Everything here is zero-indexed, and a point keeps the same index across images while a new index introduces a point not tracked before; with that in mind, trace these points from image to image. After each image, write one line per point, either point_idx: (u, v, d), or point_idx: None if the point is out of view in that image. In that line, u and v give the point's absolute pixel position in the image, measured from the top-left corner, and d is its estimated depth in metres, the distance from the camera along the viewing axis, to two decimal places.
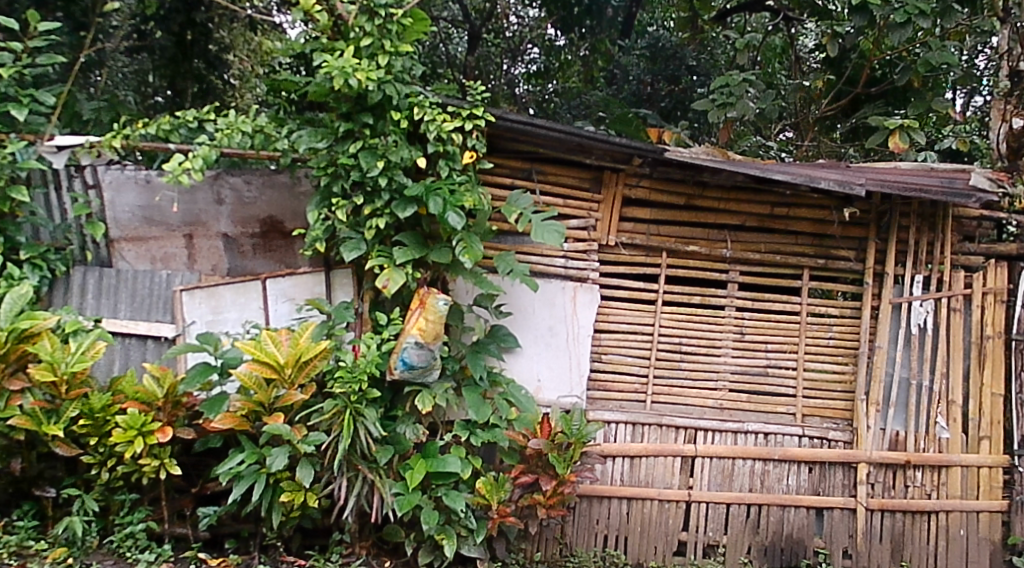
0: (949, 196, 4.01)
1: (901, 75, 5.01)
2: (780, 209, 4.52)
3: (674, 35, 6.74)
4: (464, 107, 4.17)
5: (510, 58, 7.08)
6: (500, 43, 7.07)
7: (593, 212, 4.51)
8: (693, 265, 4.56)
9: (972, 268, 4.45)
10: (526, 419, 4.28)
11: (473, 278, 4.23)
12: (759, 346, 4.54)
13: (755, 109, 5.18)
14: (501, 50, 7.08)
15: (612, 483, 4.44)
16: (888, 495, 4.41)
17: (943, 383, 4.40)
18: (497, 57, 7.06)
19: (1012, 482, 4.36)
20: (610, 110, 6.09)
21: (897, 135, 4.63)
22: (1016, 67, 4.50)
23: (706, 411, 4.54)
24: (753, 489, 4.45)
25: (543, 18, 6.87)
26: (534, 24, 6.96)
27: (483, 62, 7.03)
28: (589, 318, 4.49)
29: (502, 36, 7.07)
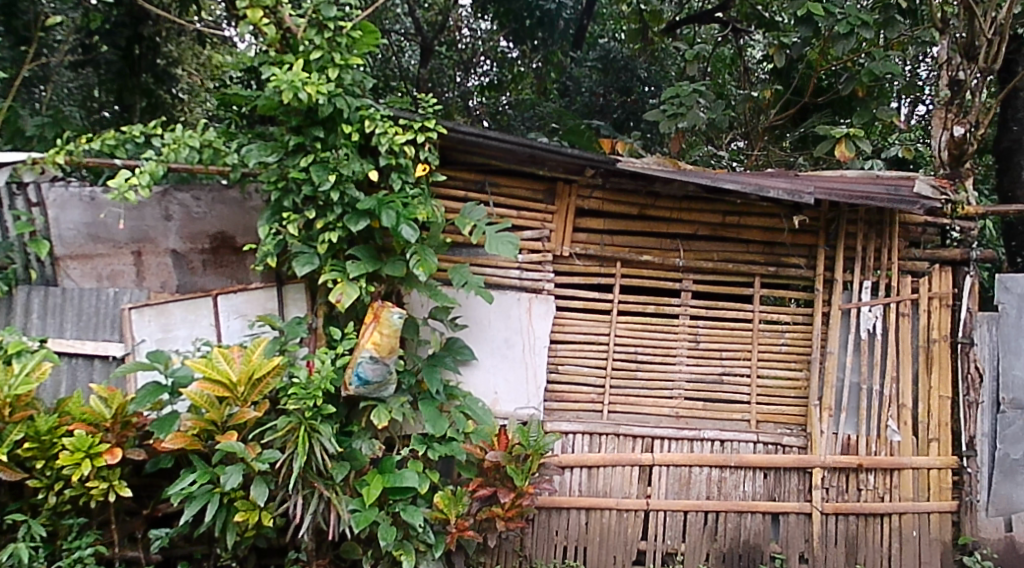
0: (894, 203, 4.10)
1: (846, 86, 5.09)
2: (731, 218, 4.57)
3: (625, 47, 6.76)
4: (416, 120, 4.16)
5: (464, 70, 7.18)
6: (452, 55, 7.17)
7: (546, 223, 4.52)
8: (647, 274, 4.59)
9: (918, 273, 4.53)
10: (483, 431, 4.26)
11: (427, 291, 4.22)
12: (713, 353, 4.58)
13: (705, 119, 5.23)
14: (454, 62, 7.18)
15: (571, 494, 4.44)
16: (842, 499, 4.45)
17: (893, 387, 4.48)
18: (450, 70, 7.17)
19: (961, 482, 4.45)
20: (563, 121, 6.09)
21: (843, 143, 4.70)
22: (955, 76, 4.61)
23: (662, 419, 4.55)
24: (710, 496, 4.47)
25: (495, 30, 6.94)
26: (487, 36, 7.01)
27: (437, 74, 7.08)
28: (545, 328, 4.49)
29: (454, 48, 7.17)
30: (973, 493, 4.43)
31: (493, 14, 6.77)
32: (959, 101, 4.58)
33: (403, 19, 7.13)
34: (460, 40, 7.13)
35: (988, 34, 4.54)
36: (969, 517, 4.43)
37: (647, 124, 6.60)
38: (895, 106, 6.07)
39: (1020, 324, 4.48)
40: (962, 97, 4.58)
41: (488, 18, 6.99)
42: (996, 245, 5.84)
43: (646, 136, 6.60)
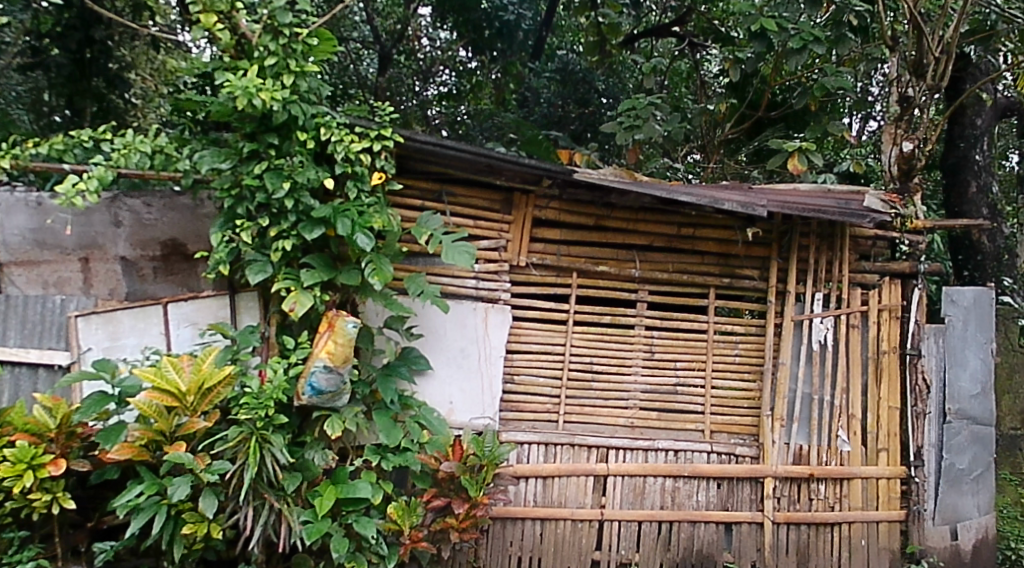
0: (845, 216, 4.17)
1: (799, 99, 5.16)
2: (687, 229, 4.61)
3: (583, 59, 6.85)
4: (372, 128, 4.14)
5: (423, 80, 7.15)
6: (411, 65, 7.15)
7: (503, 233, 4.52)
8: (603, 285, 4.60)
9: (869, 286, 4.61)
10: (438, 441, 4.25)
11: (382, 300, 4.18)
12: (668, 363, 4.60)
13: (662, 131, 5.26)
14: (413, 72, 7.15)
15: (526, 504, 4.43)
16: (793, 508, 4.49)
17: (843, 397, 4.53)
18: (408, 80, 7.12)
19: (909, 492, 4.52)
20: (521, 132, 6.13)
21: (796, 157, 4.77)
22: (905, 93, 4.61)
23: (617, 429, 4.57)
24: (663, 506, 4.49)
25: (455, 40, 6.96)
26: (445, 46, 7.07)
27: (395, 83, 7.07)
28: (501, 338, 4.48)
29: (413, 57, 7.16)
30: (920, 502, 4.51)
31: (454, 24, 6.85)
32: (908, 117, 4.60)
33: (361, 26, 7.12)
34: (419, 49, 7.13)
35: (937, 53, 4.52)
36: (916, 525, 4.51)
37: (604, 136, 6.63)
38: (847, 123, 6.16)
39: (965, 336, 4.57)
40: (911, 113, 4.59)
41: (447, 28, 7.00)
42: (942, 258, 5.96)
43: (603, 149, 6.63)
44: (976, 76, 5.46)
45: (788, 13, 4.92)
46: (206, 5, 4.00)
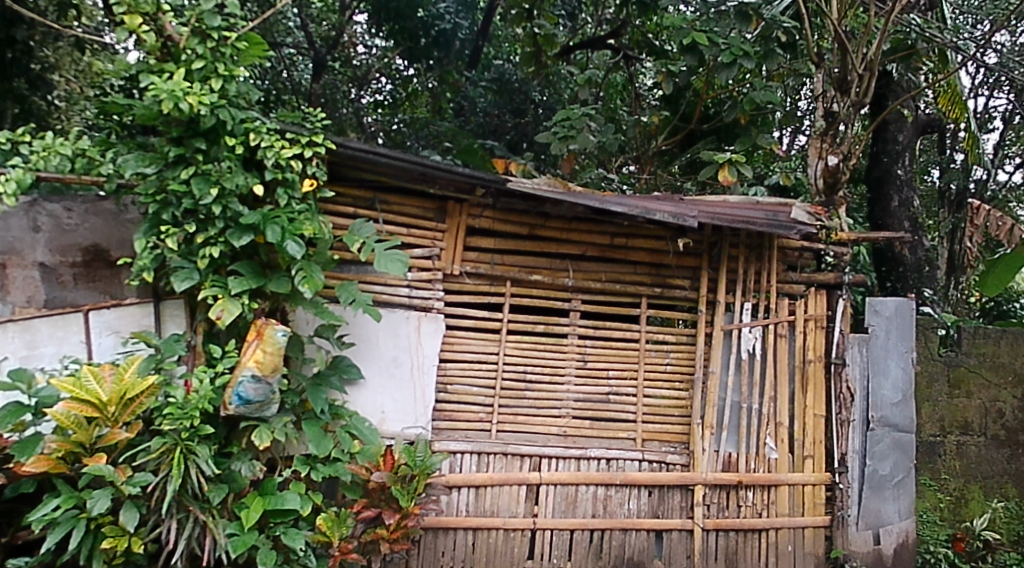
0: (772, 228, 4.25)
1: (730, 112, 5.26)
2: (619, 239, 4.65)
3: (519, 70, 6.82)
4: (303, 134, 4.11)
5: (357, 86, 7.21)
6: (347, 71, 7.19)
7: (437, 241, 4.50)
8: (536, 294, 4.62)
9: (796, 296, 4.70)
10: (369, 451, 4.19)
11: (313, 308, 4.13)
12: (601, 372, 4.63)
13: (596, 142, 5.30)
14: (348, 78, 7.18)
15: (457, 514, 4.40)
16: (723, 515, 4.55)
17: (771, 406, 4.61)
18: (343, 85, 7.14)
19: (834, 498, 4.61)
20: (457, 141, 6.13)
21: (726, 169, 4.83)
22: (831, 108, 4.68)
23: (550, 438, 4.57)
24: (596, 514, 4.51)
25: (391, 48, 6.96)
26: (381, 53, 7.13)
27: (330, 90, 7.06)
28: (434, 347, 4.46)
29: (349, 64, 7.23)
30: (844, 507, 4.60)
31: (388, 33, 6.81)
32: (832, 132, 4.66)
33: (295, 32, 7.08)
34: (354, 57, 7.25)
35: (860, 70, 4.60)
36: (841, 531, 4.60)
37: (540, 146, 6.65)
38: (778, 136, 6.33)
39: (886, 346, 4.71)
40: (835, 128, 4.65)
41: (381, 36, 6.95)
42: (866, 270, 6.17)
43: (539, 159, 6.65)
44: (897, 92, 5.65)
45: (718, 28, 5.05)
46: (131, 6, 3.91)
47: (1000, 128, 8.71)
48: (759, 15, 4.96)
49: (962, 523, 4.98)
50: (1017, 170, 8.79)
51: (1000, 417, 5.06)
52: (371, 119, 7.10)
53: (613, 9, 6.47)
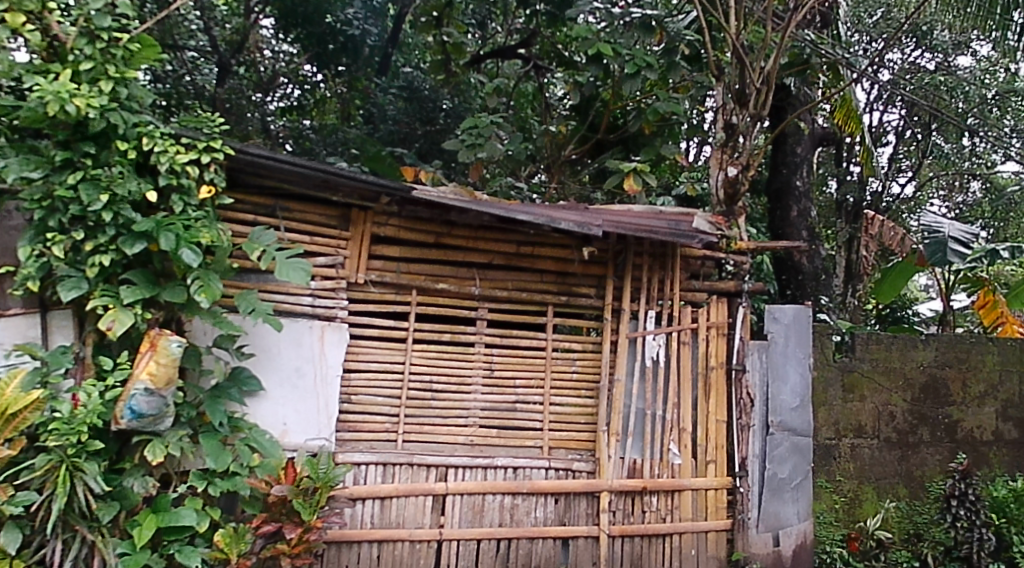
0: (674, 237, 4.33)
1: (634, 122, 5.37)
2: (525, 248, 4.67)
3: (428, 78, 6.92)
4: (200, 139, 3.99)
5: (264, 92, 7.01)
6: (251, 76, 6.98)
7: (341, 250, 4.43)
8: (443, 302, 4.59)
9: (698, 303, 4.81)
10: (270, 464, 4.08)
11: (210, 318, 4.00)
12: (507, 381, 4.63)
13: (504, 150, 5.30)
14: (253, 83, 6.98)
15: (362, 527, 4.31)
16: (628, 521, 4.58)
17: (675, 412, 4.68)
18: (249, 90, 6.94)
19: (735, 501, 4.72)
20: (366, 149, 6.19)
21: (631, 178, 4.86)
22: (729, 120, 4.77)
23: (457, 448, 4.54)
24: (502, 523, 4.49)
25: (298, 53, 6.94)
26: (288, 59, 7.02)
27: (235, 94, 6.85)
28: (337, 357, 4.39)
29: (254, 69, 7.00)
30: (744, 511, 4.71)
31: (296, 38, 6.87)
32: (732, 144, 4.75)
33: (197, 35, 6.93)
34: (261, 63, 7.02)
35: (758, 84, 4.71)
36: (742, 534, 4.70)
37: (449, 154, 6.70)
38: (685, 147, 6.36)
39: (786, 352, 4.84)
40: (735, 140, 4.74)
41: (289, 40, 6.97)
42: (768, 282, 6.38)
43: (448, 167, 6.66)
44: (795, 106, 5.83)
45: (624, 39, 5.14)
46: (13, 4, 3.75)
47: (893, 142, 9.68)
48: (662, 27, 5.08)
49: (857, 523, 5.12)
50: (907, 182, 9.75)
51: (892, 419, 5.23)
52: (276, 123, 7.01)
53: (524, 20, 6.54)
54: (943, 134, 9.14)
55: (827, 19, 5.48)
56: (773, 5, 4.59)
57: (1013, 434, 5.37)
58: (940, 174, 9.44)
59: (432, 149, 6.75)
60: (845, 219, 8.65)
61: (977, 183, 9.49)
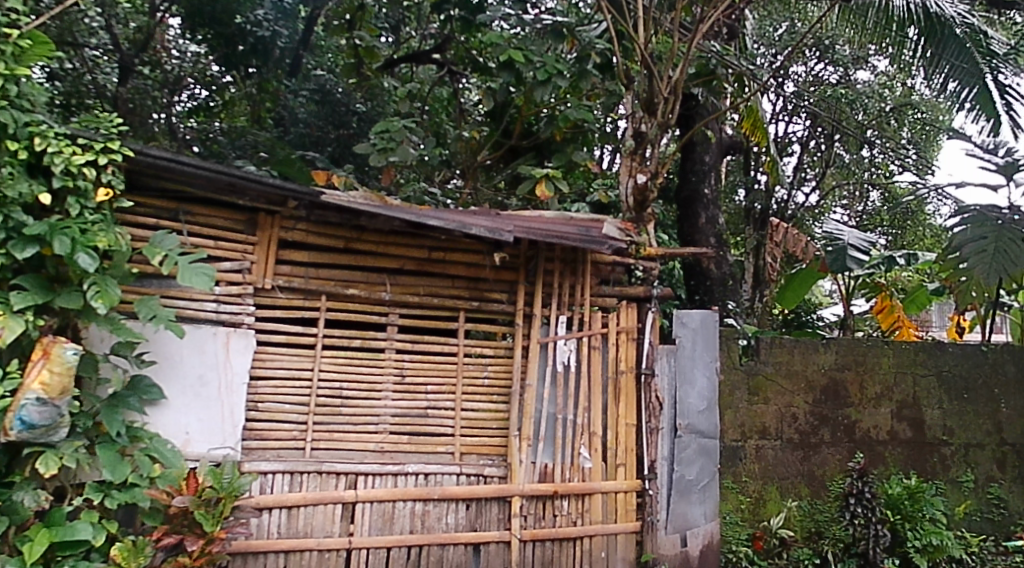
0: (585, 242, 4.37)
1: (546, 128, 5.42)
2: (436, 253, 4.67)
3: (340, 81, 6.90)
4: (98, 140, 3.84)
5: (171, 93, 6.81)
6: (157, 77, 6.74)
7: (247, 254, 4.35)
8: (352, 308, 4.54)
9: (608, 308, 4.89)
10: (171, 475, 3.95)
11: (108, 325, 3.85)
12: (418, 387, 4.61)
13: (415, 155, 5.30)
14: (159, 84, 6.74)
15: (268, 537, 4.21)
16: (539, 525, 4.60)
17: (586, 416, 4.72)
18: (155, 91, 6.69)
19: (644, 504, 4.79)
20: (274, 152, 6.25)
21: (543, 183, 4.89)
22: (637, 128, 4.83)
23: (367, 455, 4.49)
24: (413, 530, 4.44)
25: (205, 53, 6.87)
26: (195, 59, 6.90)
27: (140, 95, 6.61)
28: (243, 364, 4.28)
29: (160, 69, 6.78)
30: (653, 513, 4.78)
31: (204, 38, 6.81)
32: (641, 151, 4.81)
33: (98, 33, 6.67)
34: (167, 63, 6.83)
35: (665, 94, 4.81)
36: (651, 535, 4.77)
37: (360, 157, 6.81)
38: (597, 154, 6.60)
39: (694, 355, 4.99)
40: (643, 148, 4.82)
41: (197, 40, 6.90)
42: (675, 288, 6.67)
43: (359, 170, 6.76)
44: (703, 115, 6.03)
45: (535, 46, 5.18)
46: None
47: (798, 151, 10.11)
48: (572, 34, 5.18)
49: (761, 522, 5.28)
50: (812, 192, 10.19)
51: (794, 420, 5.39)
52: (185, 126, 6.87)
53: (438, 26, 6.56)
54: (843, 144, 9.42)
55: (732, 31, 5.66)
56: (678, 16, 4.68)
57: (908, 433, 5.58)
58: (841, 183, 9.99)
59: (343, 153, 6.84)
60: (752, 227, 9.28)
61: (875, 194, 10.06)
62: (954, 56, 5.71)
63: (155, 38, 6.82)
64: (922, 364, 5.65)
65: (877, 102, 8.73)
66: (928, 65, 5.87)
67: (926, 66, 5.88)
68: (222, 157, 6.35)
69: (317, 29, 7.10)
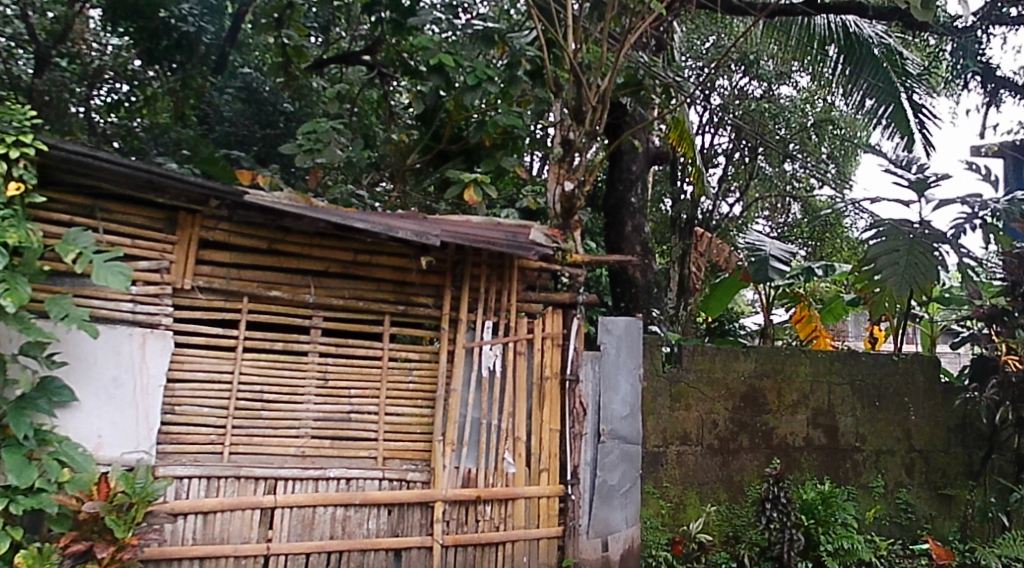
0: (512, 248, 4.38)
1: (476, 133, 5.46)
2: (362, 256, 4.64)
3: (268, 81, 6.83)
4: (9, 132, 3.67)
5: (89, 86, 6.66)
6: (75, 69, 6.60)
7: (166, 254, 4.25)
8: (275, 310, 4.48)
9: (534, 314, 4.96)
10: (81, 480, 3.80)
11: (17, 324, 3.68)
12: (342, 391, 4.56)
13: (342, 156, 5.27)
14: (76, 76, 6.59)
15: (182, 543, 4.11)
16: (461, 531, 4.59)
17: (509, 421, 4.76)
18: (71, 84, 6.54)
19: (566, 509, 4.84)
20: (198, 150, 6.14)
21: (471, 188, 4.88)
22: (567, 136, 4.89)
23: (287, 459, 4.40)
24: (333, 536, 4.39)
25: (128, 46, 6.77)
26: (116, 52, 6.80)
27: (55, 86, 6.41)
28: (160, 367, 4.18)
29: (78, 61, 6.64)
30: (575, 517, 4.84)
31: (125, 32, 6.69)
32: (569, 158, 4.86)
33: (14, 22, 6.58)
34: (86, 55, 6.72)
35: (594, 102, 4.85)
36: (572, 540, 4.82)
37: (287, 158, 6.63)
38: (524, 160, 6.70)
39: (618, 362, 5.12)
40: (571, 156, 4.86)
41: (117, 33, 6.80)
42: (603, 296, 6.77)
43: (286, 170, 6.66)
44: (630, 124, 6.10)
45: (465, 51, 5.23)
46: None
47: (722, 163, 10.21)
48: (504, 40, 5.32)
49: (681, 527, 5.38)
50: (735, 203, 10.37)
51: (714, 427, 5.50)
52: (103, 121, 6.80)
53: (369, 27, 6.51)
54: (768, 159, 9.92)
55: (661, 43, 5.78)
56: (607, 27, 4.76)
57: (823, 440, 5.75)
58: (764, 195, 10.22)
59: (270, 152, 6.74)
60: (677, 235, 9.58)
61: (796, 206, 10.46)
62: (871, 76, 6.11)
63: (74, 30, 6.73)
64: (837, 372, 5.83)
65: (799, 118, 9.06)
66: (847, 83, 6.26)
67: (844, 84, 6.28)
68: (141, 153, 6.17)
69: (244, 26, 7.02)
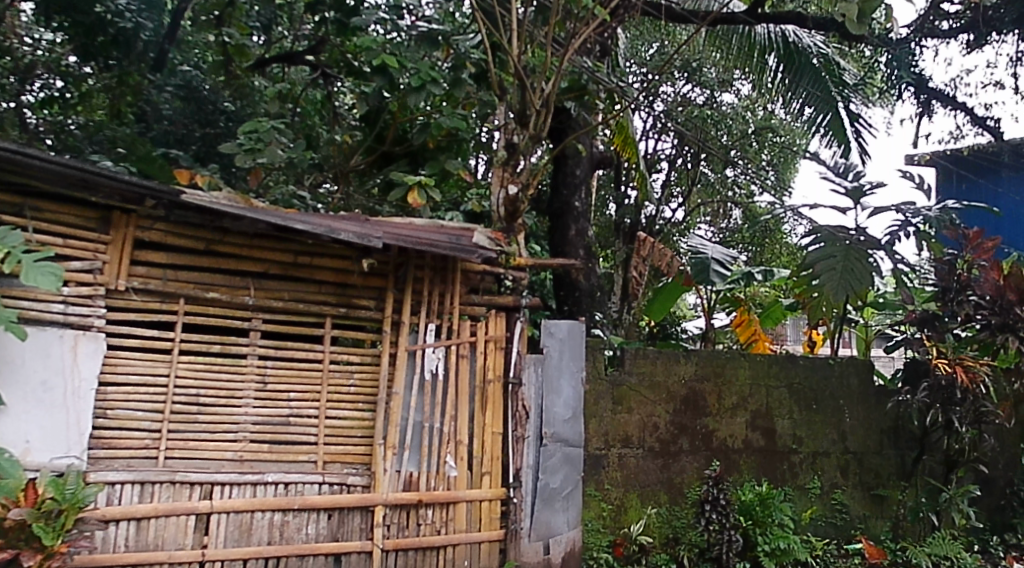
0: (455, 251, 4.37)
1: (420, 135, 5.46)
2: (303, 258, 4.60)
3: (207, 79, 6.77)
4: None
5: (22, 80, 6.47)
6: (6, 61, 6.43)
7: (99, 254, 4.14)
8: (213, 312, 4.41)
9: (477, 317, 4.97)
10: (7, 486, 3.65)
11: None
12: (281, 394, 4.50)
13: (283, 157, 5.23)
14: (8, 68, 6.42)
15: (114, 551, 4.00)
16: (402, 535, 4.57)
17: (451, 425, 4.76)
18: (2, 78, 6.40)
19: (508, 512, 4.86)
20: (133, 148, 6.07)
21: (415, 191, 4.87)
22: (510, 139, 4.92)
23: (224, 464, 4.33)
24: (271, 542, 4.33)
25: (62, 42, 6.67)
26: (50, 47, 6.69)
27: None
28: (92, 370, 4.06)
29: (10, 54, 6.47)
30: (517, 520, 4.86)
31: (60, 26, 6.61)
32: (513, 162, 4.89)
33: None
34: (18, 50, 6.53)
35: (537, 106, 4.88)
36: (513, 543, 4.84)
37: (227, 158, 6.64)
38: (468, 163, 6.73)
39: (560, 365, 5.14)
40: (515, 159, 4.89)
41: (52, 29, 6.70)
42: (545, 298, 6.73)
43: (226, 171, 6.56)
44: (574, 129, 6.17)
45: (410, 53, 5.24)
46: None
47: (665, 169, 10.34)
48: (447, 42, 5.34)
49: (622, 529, 5.42)
50: (678, 208, 10.56)
51: (655, 429, 5.56)
52: (36, 117, 6.56)
53: (312, 27, 6.47)
54: (710, 164, 10.18)
55: (605, 48, 5.80)
56: (551, 32, 4.71)
57: (760, 442, 5.85)
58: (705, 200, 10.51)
59: (209, 152, 6.62)
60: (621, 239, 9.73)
61: (737, 212, 10.69)
62: (809, 85, 6.30)
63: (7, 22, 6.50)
64: (775, 376, 5.93)
65: (739, 125, 9.31)
66: (786, 91, 6.48)
67: (784, 92, 6.48)
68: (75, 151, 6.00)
69: (185, 24, 6.91)
